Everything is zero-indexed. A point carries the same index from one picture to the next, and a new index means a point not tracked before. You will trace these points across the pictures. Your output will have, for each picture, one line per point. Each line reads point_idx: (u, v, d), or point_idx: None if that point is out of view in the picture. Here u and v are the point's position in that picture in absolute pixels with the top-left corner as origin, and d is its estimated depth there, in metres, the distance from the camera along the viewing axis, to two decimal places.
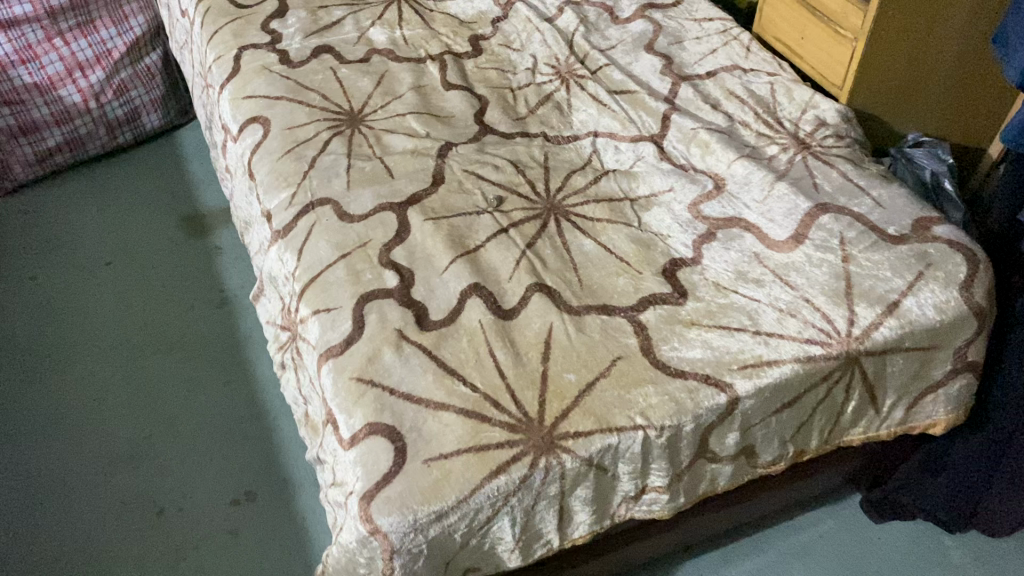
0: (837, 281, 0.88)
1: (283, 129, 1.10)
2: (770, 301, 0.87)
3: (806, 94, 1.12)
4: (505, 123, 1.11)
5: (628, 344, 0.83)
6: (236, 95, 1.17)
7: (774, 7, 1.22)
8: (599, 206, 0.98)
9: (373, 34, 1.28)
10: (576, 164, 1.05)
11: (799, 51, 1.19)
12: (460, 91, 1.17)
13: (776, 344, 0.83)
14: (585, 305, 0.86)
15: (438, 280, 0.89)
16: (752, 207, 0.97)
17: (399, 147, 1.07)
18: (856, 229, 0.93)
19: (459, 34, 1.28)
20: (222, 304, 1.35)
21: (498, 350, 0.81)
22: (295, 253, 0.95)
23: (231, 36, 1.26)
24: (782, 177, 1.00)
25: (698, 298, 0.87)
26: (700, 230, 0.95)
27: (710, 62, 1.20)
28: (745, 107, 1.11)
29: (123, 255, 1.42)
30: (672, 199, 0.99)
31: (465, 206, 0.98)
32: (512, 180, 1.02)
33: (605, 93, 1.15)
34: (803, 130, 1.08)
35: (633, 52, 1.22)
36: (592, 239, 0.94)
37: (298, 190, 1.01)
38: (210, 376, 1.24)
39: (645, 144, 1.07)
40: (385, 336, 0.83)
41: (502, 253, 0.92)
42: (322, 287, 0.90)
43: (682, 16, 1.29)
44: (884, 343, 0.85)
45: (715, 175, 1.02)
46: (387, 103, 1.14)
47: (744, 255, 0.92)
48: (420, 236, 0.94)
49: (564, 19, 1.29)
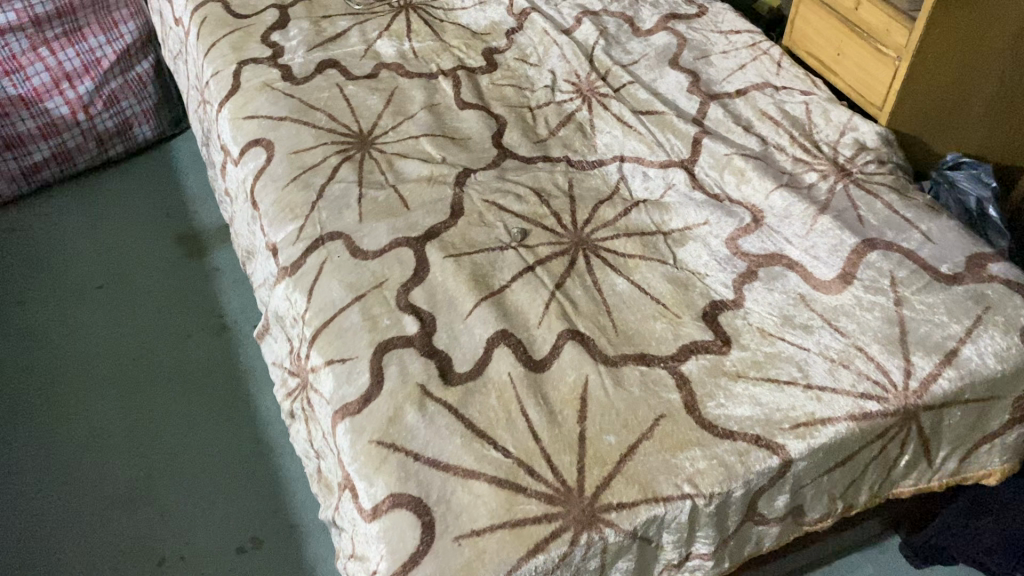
0: (891, 327, 0.82)
1: (288, 154, 1.03)
2: (820, 350, 0.80)
3: (844, 115, 1.05)
4: (526, 147, 1.05)
5: (671, 399, 0.76)
6: (237, 116, 1.10)
7: (807, 21, 1.15)
8: (631, 241, 0.92)
9: (381, 46, 1.20)
10: (603, 193, 0.98)
11: (835, 67, 1.13)
12: (476, 110, 1.10)
13: (829, 399, 0.77)
14: (622, 355, 0.80)
15: (462, 327, 0.82)
16: (794, 242, 0.91)
17: (413, 174, 1.00)
18: (907, 267, 0.87)
19: (472, 47, 1.21)
20: (222, 330, 1.28)
21: (530, 409, 0.75)
22: (305, 294, 0.89)
23: (230, 50, 1.19)
24: (825, 208, 0.93)
25: (743, 346, 0.81)
26: (739, 268, 0.88)
27: (739, 78, 1.13)
28: (780, 129, 1.05)
29: (116, 277, 1.35)
30: (707, 232, 0.93)
31: (488, 241, 0.92)
32: (536, 211, 0.95)
33: (630, 113, 1.08)
34: (842, 155, 1.01)
35: (657, 68, 1.16)
36: (625, 278, 0.88)
37: (306, 223, 0.94)
38: (210, 411, 1.17)
39: (676, 170, 1.00)
40: (408, 393, 0.76)
41: (529, 295, 0.85)
42: (335, 334, 0.83)
43: (707, 28, 1.22)
44: (944, 396, 0.78)
45: (752, 206, 0.96)
46: (399, 125, 1.07)
47: (789, 297, 0.85)
48: (440, 275, 0.87)
49: (582, 31, 1.22)
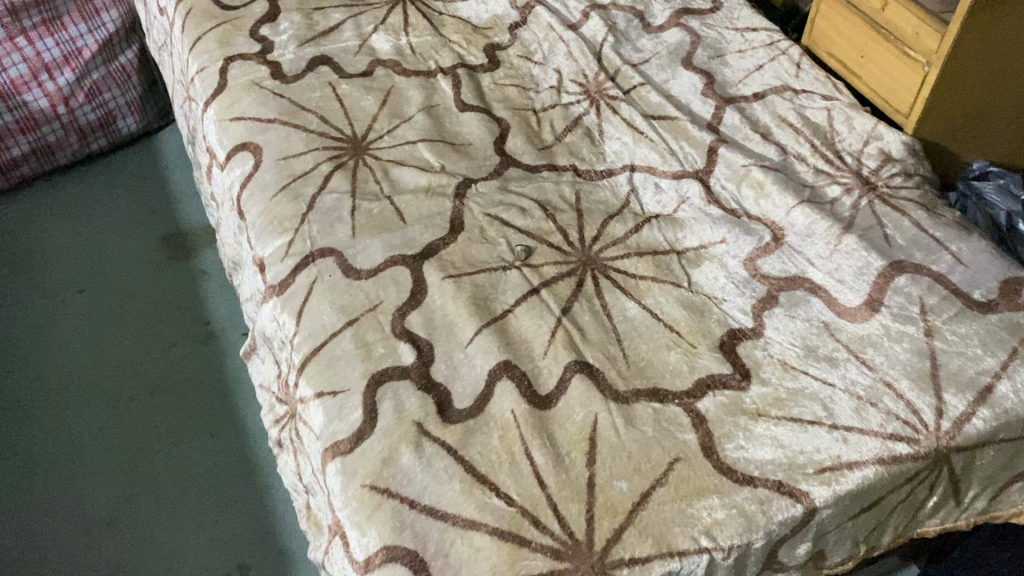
0: (921, 361, 0.76)
1: (277, 160, 0.97)
2: (846, 386, 0.75)
3: (868, 122, 0.99)
4: (530, 154, 0.99)
5: (686, 441, 0.71)
6: (223, 117, 1.04)
7: (829, 20, 1.09)
8: (642, 260, 0.86)
9: (377, 41, 1.14)
10: (612, 207, 0.92)
11: (858, 70, 1.06)
12: (477, 113, 1.04)
13: (856, 441, 0.71)
14: (634, 390, 0.74)
15: (461, 357, 0.77)
16: (817, 264, 0.85)
17: (410, 184, 0.94)
18: (938, 293, 0.81)
19: (474, 42, 1.14)
20: (208, 339, 1.22)
21: (535, 451, 0.69)
22: (293, 316, 0.83)
23: (216, 44, 1.12)
24: (849, 227, 0.88)
25: (763, 380, 0.75)
26: (759, 292, 0.83)
27: (756, 80, 1.07)
28: (800, 137, 0.99)
29: (97, 281, 1.29)
30: (724, 252, 0.87)
31: (490, 259, 0.86)
32: (541, 226, 0.89)
33: (640, 118, 1.02)
34: (866, 166, 0.95)
35: (669, 68, 1.09)
36: (635, 302, 0.82)
37: (296, 237, 0.89)
38: (195, 426, 1.12)
39: (689, 182, 0.94)
40: (403, 432, 0.71)
41: (534, 321, 0.80)
42: (325, 362, 0.78)
43: (721, 25, 1.16)
44: (978, 437, 0.73)
45: (772, 223, 0.90)
46: (395, 129, 1.01)
47: (812, 325, 0.80)
48: (438, 298, 0.82)
49: (590, 27, 1.15)
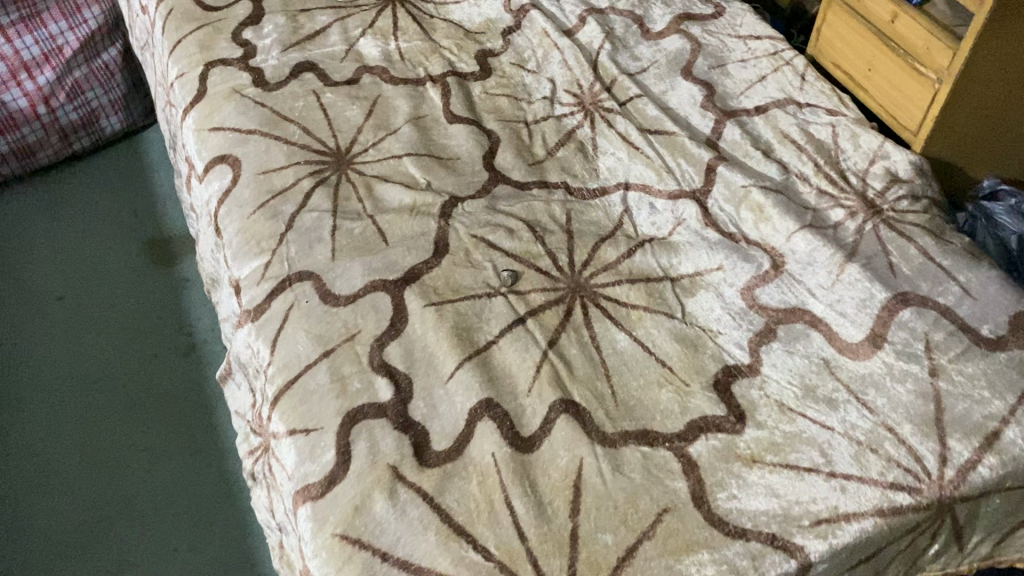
0: (925, 404, 0.73)
1: (256, 175, 0.93)
2: (845, 430, 0.71)
3: (874, 140, 0.95)
4: (520, 169, 0.95)
5: (676, 489, 0.67)
6: (202, 126, 1.00)
7: (835, 29, 1.04)
8: (634, 288, 0.82)
9: (364, 46, 1.09)
10: (604, 229, 0.88)
11: (864, 83, 1.02)
12: (466, 125, 0.99)
13: (854, 490, 0.68)
14: (622, 432, 0.71)
15: (441, 393, 0.73)
16: (817, 294, 0.81)
17: (394, 202, 0.90)
18: (944, 329, 0.77)
19: (465, 48, 1.10)
20: (190, 351, 1.19)
21: (516, 499, 0.66)
22: (268, 344, 0.79)
23: (197, 48, 1.07)
24: (852, 255, 0.83)
25: (758, 423, 0.72)
26: (756, 325, 0.79)
27: (758, 92, 1.02)
28: (803, 155, 0.94)
29: (77, 288, 1.25)
30: (720, 279, 0.83)
31: (475, 285, 0.82)
32: (529, 250, 0.85)
33: (636, 132, 0.97)
34: (871, 188, 0.91)
35: (667, 78, 1.05)
36: (626, 333, 0.78)
37: (272, 258, 0.85)
38: (175, 443, 1.09)
39: (686, 203, 0.90)
40: (377, 476, 0.67)
41: (518, 354, 0.76)
42: (299, 396, 0.74)
43: (724, 32, 1.11)
44: (984, 486, 0.69)
45: (771, 249, 0.86)
46: (380, 141, 0.97)
47: (811, 362, 0.76)
48: (419, 328, 0.78)
49: (586, 33, 1.11)
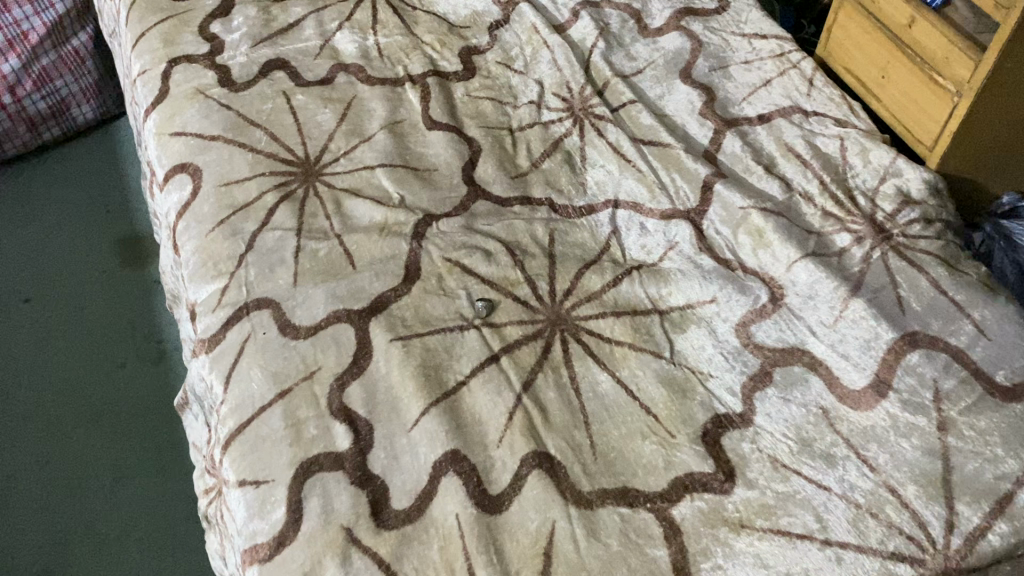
0: (932, 462, 0.66)
1: (217, 187, 0.86)
2: (843, 491, 0.65)
3: (886, 156, 0.88)
4: (501, 183, 0.88)
5: (656, 559, 0.61)
6: (162, 130, 0.93)
7: (847, 31, 0.96)
8: (619, 322, 0.76)
9: (340, 41, 1.02)
10: (590, 253, 0.82)
11: (877, 91, 0.94)
12: (446, 132, 0.92)
13: (850, 562, 0.61)
14: (599, 491, 0.65)
15: (404, 442, 0.67)
16: (818, 333, 0.74)
17: (364, 219, 0.84)
18: (955, 376, 0.71)
19: (448, 44, 1.03)
20: (160, 359, 1.13)
21: (479, 569, 0.60)
22: (221, 380, 0.73)
23: (160, 43, 1.00)
24: (857, 288, 0.77)
25: (749, 482, 0.66)
26: (751, 367, 0.73)
27: (761, 99, 0.95)
28: (808, 172, 0.87)
29: (44, 290, 1.20)
30: (713, 313, 0.76)
31: (447, 317, 0.76)
32: (507, 276, 0.79)
33: (628, 142, 0.90)
34: (880, 210, 0.84)
35: (665, 81, 0.98)
36: (609, 374, 0.72)
37: (230, 283, 0.78)
38: (141, 460, 1.04)
39: (679, 224, 0.84)
40: (330, 539, 0.62)
41: (489, 398, 0.70)
42: (250, 441, 0.68)
43: (727, 29, 1.03)
44: (994, 556, 0.62)
45: (770, 279, 0.79)
46: (353, 149, 0.90)
47: (808, 411, 0.70)
48: (383, 366, 0.72)
49: (579, 30, 1.04)
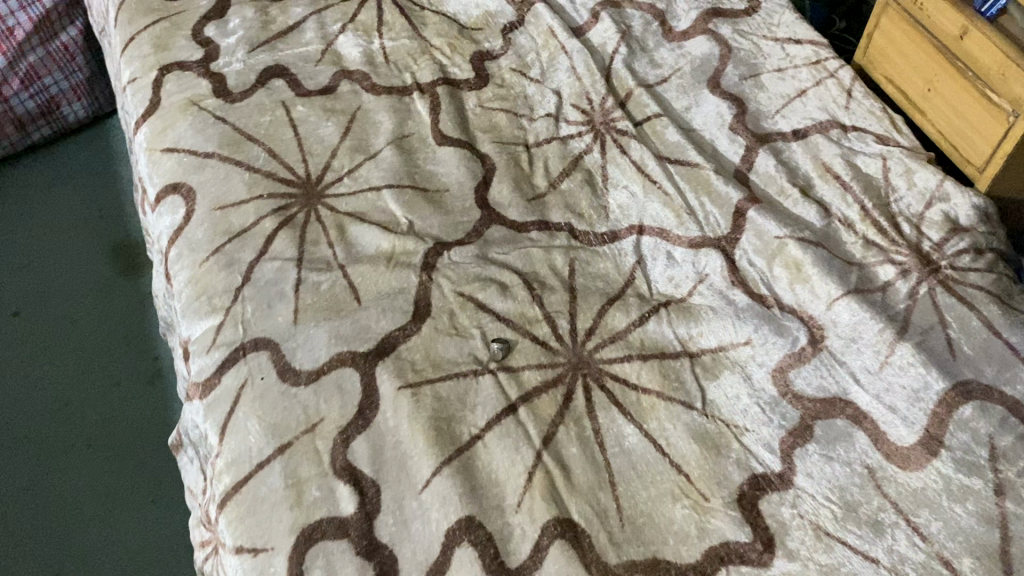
0: (989, 531, 0.61)
1: (212, 211, 0.80)
2: (892, 564, 0.60)
3: (932, 178, 0.81)
4: (517, 206, 0.82)
5: None
6: (154, 145, 0.86)
7: (889, 38, 0.89)
8: (646, 366, 0.70)
9: (343, 45, 0.95)
10: (613, 286, 0.76)
11: (922, 105, 0.87)
12: (457, 147, 0.86)
13: None
14: (626, 564, 0.59)
15: (414, 507, 0.62)
16: (862, 381, 0.69)
17: (370, 248, 0.78)
18: (1011, 432, 0.65)
19: (459, 49, 0.96)
20: (156, 378, 1.08)
21: None
22: (216, 430, 0.68)
23: (151, 48, 0.93)
24: (904, 330, 0.71)
25: (789, 553, 0.60)
26: (790, 420, 0.67)
27: (796, 112, 0.88)
28: (848, 195, 0.81)
29: (35, 303, 1.14)
30: (747, 357, 0.71)
31: (460, 360, 0.70)
32: (525, 312, 0.73)
33: (654, 161, 0.84)
34: (927, 239, 0.78)
35: (692, 91, 0.91)
36: (636, 426, 0.67)
37: (225, 320, 0.73)
38: (137, 488, 0.99)
39: (709, 253, 0.78)
40: None
41: (506, 455, 0.64)
42: (248, 503, 0.63)
43: (758, 33, 0.96)
44: None
45: (809, 318, 0.73)
46: (357, 168, 0.84)
47: (853, 471, 0.64)
48: (391, 417, 0.66)
49: (599, 33, 0.97)
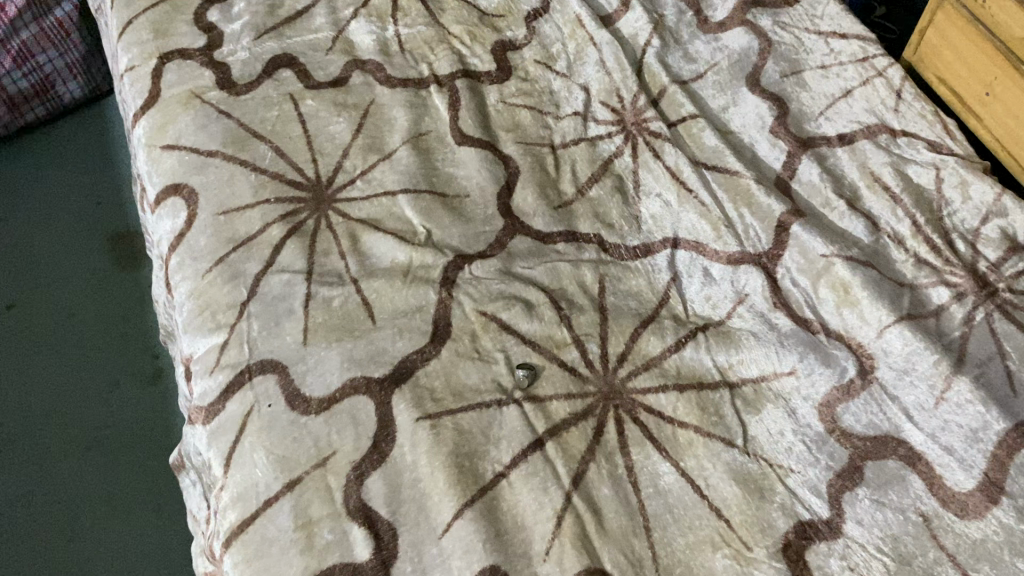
0: None
1: (216, 216, 0.74)
2: None
3: (989, 191, 0.76)
4: (543, 215, 0.76)
5: None
6: (153, 141, 0.80)
7: (944, 35, 0.84)
8: (682, 397, 0.65)
9: (355, 33, 0.89)
10: (646, 306, 0.71)
11: (978, 108, 0.81)
12: (478, 148, 0.80)
13: None
14: None
15: (434, 554, 0.58)
16: (916, 419, 0.64)
17: (386, 259, 0.72)
18: None
19: (480, 38, 0.90)
20: (156, 378, 1.03)
21: None
22: (220, 461, 0.63)
23: (150, 34, 0.87)
24: (960, 362, 0.66)
25: None
26: (838, 461, 0.62)
27: (842, 114, 0.82)
28: (898, 208, 0.75)
29: (29, 295, 1.09)
30: (791, 388, 0.66)
31: (482, 388, 0.65)
32: (552, 335, 0.68)
33: (689, 168, 0.79)
34: (983, 258, 0.73)
35: (729, 89, 0.85)
36: (672, 465, 0.62)
37: (230, 339, 0.67)
38: (138, 495, 0.94)
39: (749, 271, 0.73)
40: None
41: (534, 497, 0.60)
42: (255, 545, 0.58)
43: (800, 25, 0.90)
44: None
45: (857, 345, 0.68)
46: (371, 169, 0.78)
47: (907, 519, 0.60)
48: (409, 452, 0.61)
49: (630, 23, 0.91)
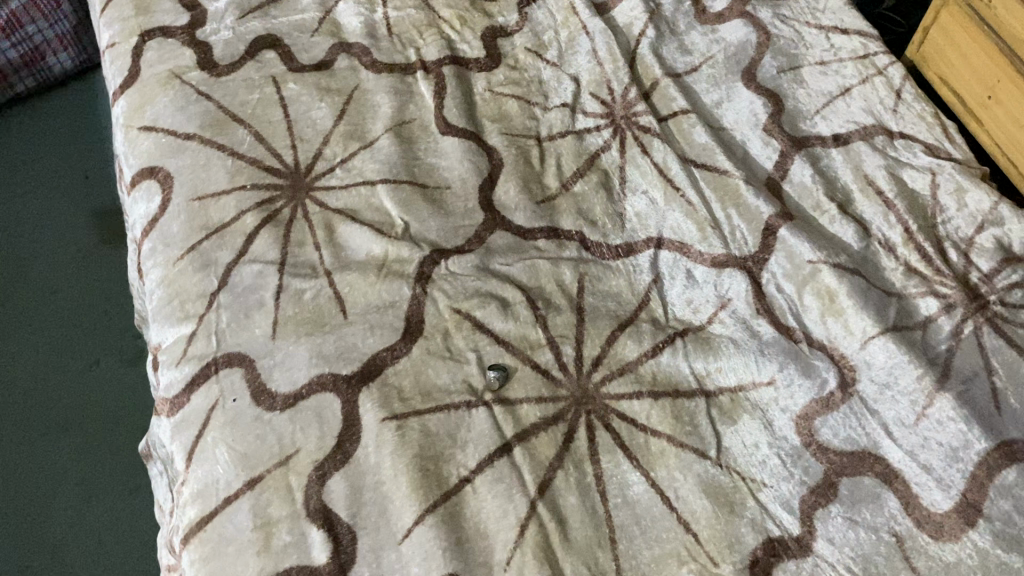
0: None
1: (190, 201, 0.73)
2: None
3: (984, 199, 0.73)
4: (525, 209, 0.74)
5: None
6: (131, 121, 0.79)
7: (949, 34, 0.81)
8: (657, 405, 0.63)
9: (342, 14, 0.87)
10: (625, 308, 0.69)
11: (981, 110, 0.79)
12: (462, 139, 0.78)
13: None
14: None
15: (392, 559, 0.57)
16: (895, 435, 0.62)
17: (361, 252, 0.71)
18: None
19: (470, 22, 0.87)
20: (138, 358, 1.02)
21: None
22: (182, 455, 0.62)
23: (133, 10, 0.85)
24: (945, 377, 0.64)
25: None
26: (813, 476, 0.61)
27: (838, 113, 0.80)
28: (890, 214, 0.73)
29: (13, 270, 1.08)
30: (769, 399, 0.64)
31: (452, 389, 0.63)
32: (527, 335, 0.66)
33: (678, 165, 0.76)
34: (976, 269, 0.70)
35: (723, 83, 0.83)
36: (642, 475, 0.60)
37: (198, 330, 0.66)
38: (114, 478, 0.93)
39: (733, 275, 0.71)
40: None
41: (498, 504, 0.58)
42: (213, 544, 0.58)
43: (800, 18, 0.87)
44: None
45: (840, 356, 0.66)
46: (351, 157, 0.76)
47: (879, 539, 0.58)
48: (373, 453, 0.60)
49: (625, 12, 0.88)
